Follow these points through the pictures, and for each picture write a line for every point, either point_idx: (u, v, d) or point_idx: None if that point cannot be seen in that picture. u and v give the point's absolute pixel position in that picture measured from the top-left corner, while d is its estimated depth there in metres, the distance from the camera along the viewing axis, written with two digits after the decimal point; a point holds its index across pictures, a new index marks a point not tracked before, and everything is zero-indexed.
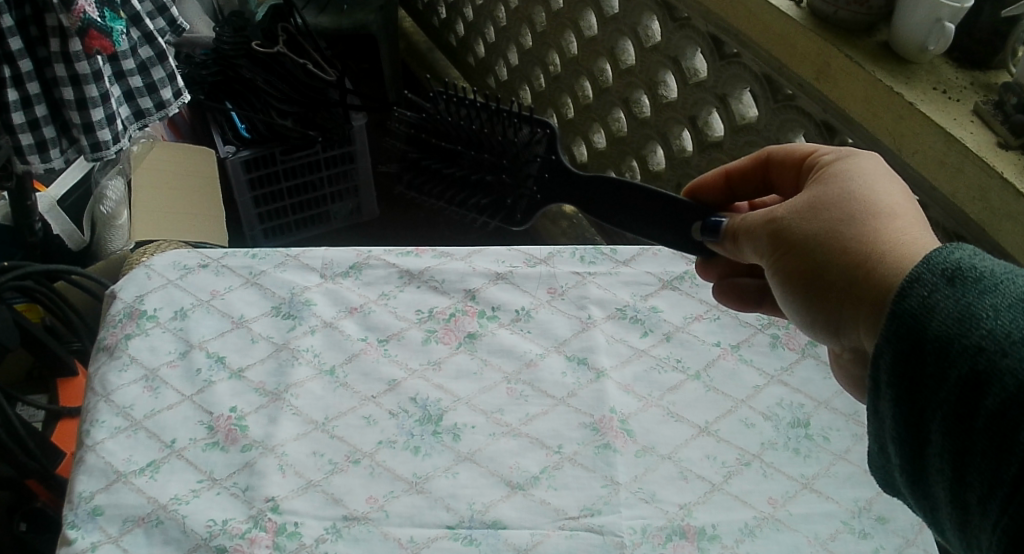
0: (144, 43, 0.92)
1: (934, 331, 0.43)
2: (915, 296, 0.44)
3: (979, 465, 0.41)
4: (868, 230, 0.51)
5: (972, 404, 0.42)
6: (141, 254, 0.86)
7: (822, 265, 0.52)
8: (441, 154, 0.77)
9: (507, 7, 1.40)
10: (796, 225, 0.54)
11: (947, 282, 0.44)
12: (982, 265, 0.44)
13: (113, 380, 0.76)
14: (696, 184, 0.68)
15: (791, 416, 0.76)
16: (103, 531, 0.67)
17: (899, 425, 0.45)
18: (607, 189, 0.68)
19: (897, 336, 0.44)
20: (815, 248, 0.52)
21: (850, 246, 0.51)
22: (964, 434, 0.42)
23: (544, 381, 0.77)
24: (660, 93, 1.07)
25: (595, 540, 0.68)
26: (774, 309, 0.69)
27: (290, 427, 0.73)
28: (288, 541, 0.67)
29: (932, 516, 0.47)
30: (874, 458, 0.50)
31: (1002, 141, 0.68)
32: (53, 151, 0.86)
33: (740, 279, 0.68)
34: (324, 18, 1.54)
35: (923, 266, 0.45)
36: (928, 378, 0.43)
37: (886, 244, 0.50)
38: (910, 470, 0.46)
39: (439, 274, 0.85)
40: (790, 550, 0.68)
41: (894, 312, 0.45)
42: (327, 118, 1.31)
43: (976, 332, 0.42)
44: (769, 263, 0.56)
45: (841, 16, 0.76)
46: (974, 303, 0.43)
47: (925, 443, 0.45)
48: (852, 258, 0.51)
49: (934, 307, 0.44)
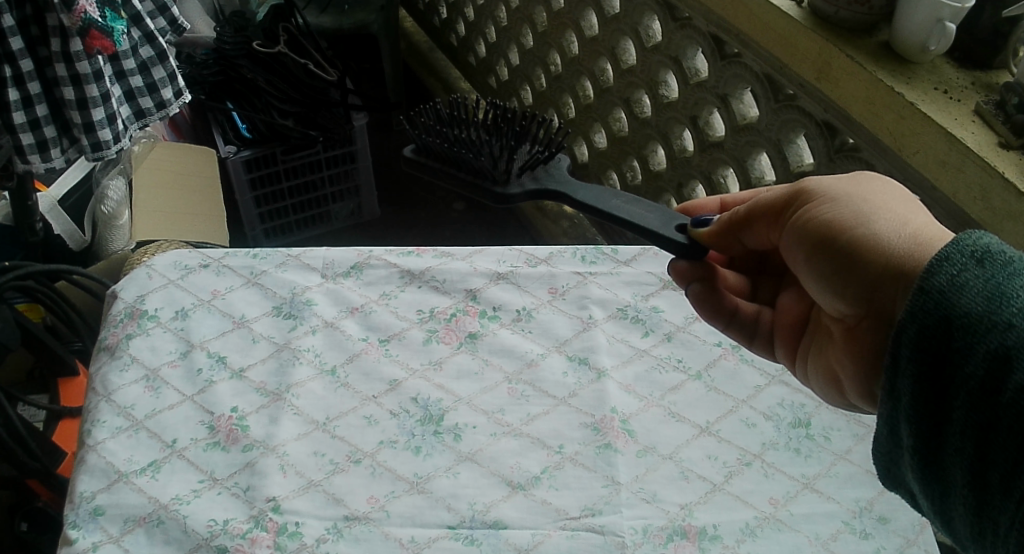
0: (144, 43, 0.92)
1: (963, 309, 0.45)
2: (945, 274, 0.46)
3: (1003, 441, 0.43)
4: (902, 204, 0.56)
5: (998, 382, 0.43)
6: (142, 254, 0.86)
7: (862, 224, 0.55)
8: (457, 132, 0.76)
9: (509, 8, 1.40)
10: (836, 192, 0.58)
11: (977, 263, 0.46)
12: (1009, 250, 0.46)
13: (113, 381, 0.76)
14: (690, 206, 0.71)
15: (792, 416, 0.76)
16: (104, 531, 0.67)
17: (918, 403, 0.47)
18: (602, 193, 0.69)
19: (924, 311, 0.46)
20: (855, 210, 0.56)
21: (890, 211, 0.55)
22: (990, 412, 0.43)
23: (545, 381, 0.77)
24: (662, 92, 1.07)
25: (595, 540, 0.68)
26: (743, 335, 0.70)
27: (292, 427, 0.73)
28: (289, 541, 0.67)
29: (942, 503, 0.48)
30: (883, 444, 0.51)
31: (1002, 141, 0.68)
32: (54, 151, 0.86)
33: (728, 299, 0.68)
34: (326, 18, 1.53)
35: (952, 246, 0.47)
36: (954, 355, 0.45)
37: (921, 217, 0.54)
38: (923, 452, 0.47)
39: (440, 274, 0.85)
40: (791, 550, 0.68)
41: (922, 289, 0.46)
42: (328, 119, 1.32)
43: (1006, 310, 0.44)
44: (800, 253, 0.58)
45: (843, 16, 0.76)
46: (1004, 283, 0.44)
47: (945, 422, 0.46)
48: (894, 219, 0.54)
49: (963, 286, 0.45)
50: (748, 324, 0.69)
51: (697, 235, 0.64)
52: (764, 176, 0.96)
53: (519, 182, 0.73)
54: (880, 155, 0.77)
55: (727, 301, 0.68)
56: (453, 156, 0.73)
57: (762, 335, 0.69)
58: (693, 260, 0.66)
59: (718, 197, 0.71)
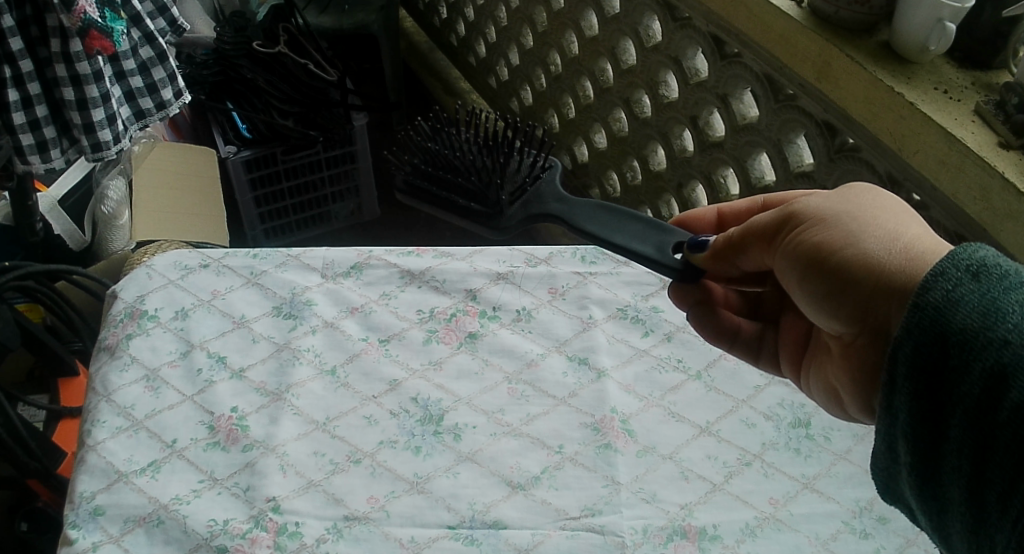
0: (144, 44, 0.92)
1: (958, 325, 0.45)
2: (939, 289, 0.46)
3: (1000, 459, 0.43)
4: (892, 218, 0.55)
5: (995, 399, 0.43)
6: (142, 254, 0.86)
7: (851, 243, 0.54)
8: (447, 160, 0.77)
9: (509, 8, 1.40)
10: (824, 211, 0.57)
11: (972, 277, 0.45)
12: (1006, 264, 0.45)
13: (113, 380, 0.76)
14: (688, 216, 0.71)
15: (792, 416, 0.76)
16: (104, 530, 0.67)
17: (915, 419, 0.47)
18: (594, 212, 0.70)
19: (920, 328, 0.46)
20: (845, 230, 0.55)
21: (879, 226, 0.54)
22: (986, 429, 0.43)
23: (545, 380, 0.77)
24: (661, 92, 1.07)
25: (595, 540, 0.68)
26: (749, 352, 0.70)
27: (291, 427, 0.73)
28: (289, 541, 0.67)
29: (939, 520, 0.48)
30: (880, 460, 0.51)
31: (1002, 141, 0.68)
32: (54, 151, 0.86)
33: (725, 315, 0.69)
34: (326, 18, 1.53)
35: (947, 261, 0.47)
36: (949, 372, 0.45)
37: (911, 229, 0.53)
38: (921, 468, 0.47)
39: (440, 274, 0.85)
40: (791, 550, 0.68)
41: (917, 305, 0.46)
42: (328, 119, 1.32)
43: (1002, 326, 0.43)
44: (795, 275, 0.58)
45: (842, 16, 0.76)
46: (999, 298, 0.44)
47: (941, 438, 0.46)
48: (884, 236, 0.53)
49: (959, 302, 0.45)
50: (751, 341, 0.70)
51: (695, 260, 0.64)
52: (764, 177, 0.96)
53: (513, 206, 0.74)
54: (879, 155, 0.77)
55: (726, 320, 0.69)
56: (443, 187, 0.75)
57: (767, 352, 0.70)
58: (690, 282, 0.66)
59: (715, 205, 0.71)
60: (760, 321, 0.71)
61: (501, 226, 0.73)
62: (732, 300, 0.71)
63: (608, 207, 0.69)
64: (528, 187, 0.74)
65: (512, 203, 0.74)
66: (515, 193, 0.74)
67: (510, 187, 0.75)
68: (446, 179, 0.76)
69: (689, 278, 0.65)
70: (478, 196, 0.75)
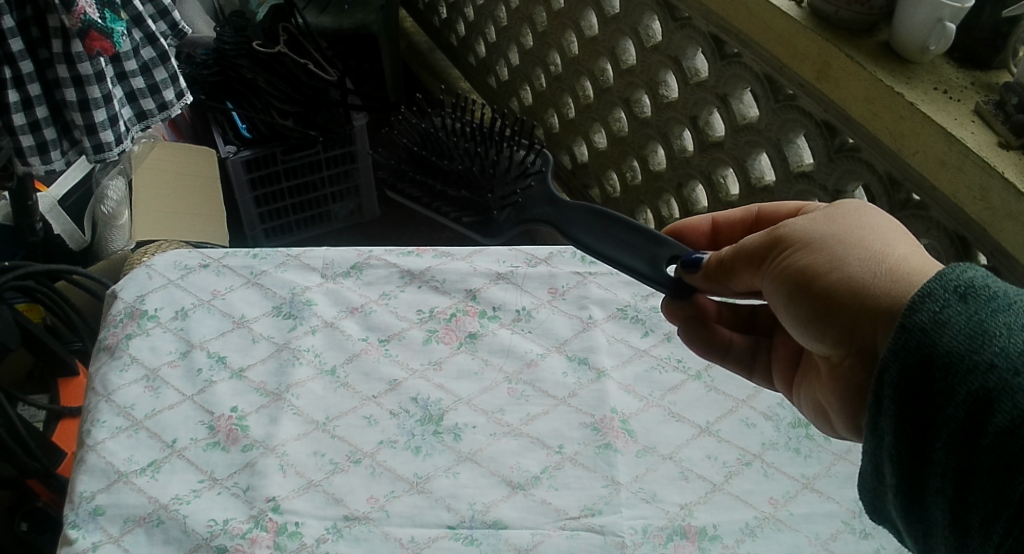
0: (147, 44, 0.92)
1: (944, 348, 0.44)
2: (927, 311, 0.45)
3: (984, 483, 0.42)
4: (879, 237, 0.54)
5: (979, 423, 0.43)
6: (142, 254, 0.86)
7: (836, 267, 0.54)
8: (439, 166, 0.77)
9: (508, 8, 1.39)
10: (810, 235, 0.56)
11: (960, 299, 0.45)
12: (993, 284, 0.45)
13: (113, 380, 0.76)
14: (682, 226, 0.70)
15: (792, 416, 0.76)
16: (104, 531, 0.67)
17: (900, 442, 0.46)
18: (592, 219, 0.70)
19: (906, 350, 0.45)
20: (831, 252, 0.54)
21: (866, 247, 0.53)
22: (971, 454, 0.43)
23: (545, 380, 0.77)
24: (661, 92, 1.07)
25: (596, 540, 0.68)
26: (743, 366, 0.69)
27: (290, 427, 0.73)
28: (289, 541, 0.67)
29: (926, 540, 0.48)
30: (868, 481, 0.51)
31: (1002, 141, 0.68)
32: (54, 152, 0.86)
33: (722, 332, 0.69)
34: (325, 18, 1.53)
35: (936, 282, 0.46)
36: (935, 396, 0.44)
37: (897, 249, 0.53)
38: (906, 489, 0.47)
39: (440, 274, 0.85)
40: (791, 550, 0.68)
41: (904, 326, 0.46)
42: (328, 119, 1.32)
43: (989, 349, 0.43)
44: (782, 298, 0.57)
45: (842, 16, 0.76)
46: (986, 321, 0.44)
47: (925, 462, 0.46)
48: (870, 258, 0.53)
49: (946, 323, 0.45)
50: (745, 354, 0.69)
51: (690, 280, 0.64)
52: (764, 176, 0.96)
53: (503, 213, 0.73)
54: (880, 155, 0.77)
55: (721, 334, 0.68)
56: (443, 193, 0.76)
57: (761, 367, 0.69)
58: (682, 298, 0.66)
59: (710, 214, 0.71)
60: (754, 335, 0.71)
61: (493, 233, 0.73)
62: (725, 313, 0.71)
63: (603, 214, 0.69)
64: (519, 193, 0.74)
65: (503, 210, 0.74)
66: (506, 199, 0.74)
67: (500, 194, 0.75)
68: (436, 188, 0.76)
69: (681, 293, 0.65)
70: (471, 204, 0.75)
